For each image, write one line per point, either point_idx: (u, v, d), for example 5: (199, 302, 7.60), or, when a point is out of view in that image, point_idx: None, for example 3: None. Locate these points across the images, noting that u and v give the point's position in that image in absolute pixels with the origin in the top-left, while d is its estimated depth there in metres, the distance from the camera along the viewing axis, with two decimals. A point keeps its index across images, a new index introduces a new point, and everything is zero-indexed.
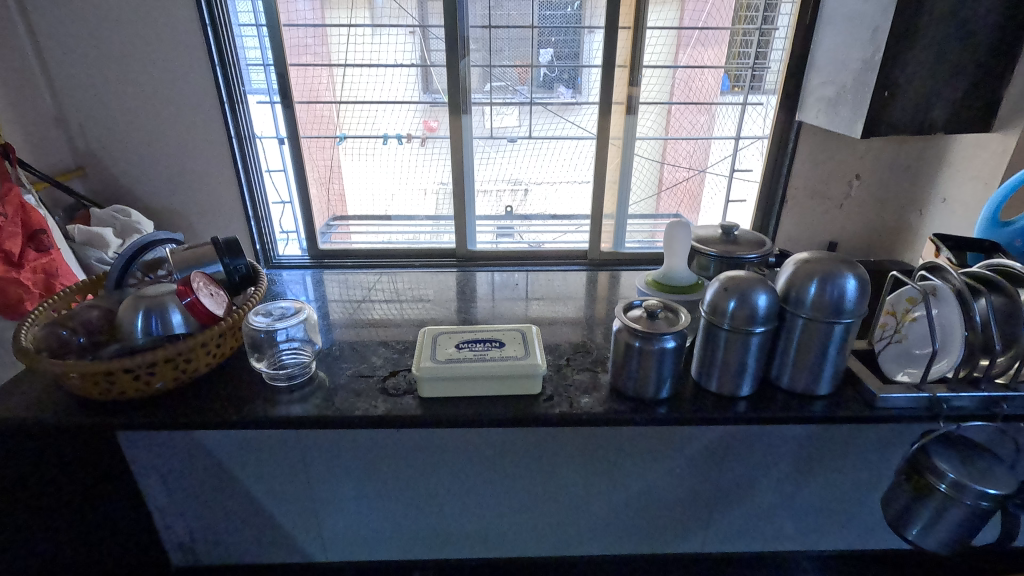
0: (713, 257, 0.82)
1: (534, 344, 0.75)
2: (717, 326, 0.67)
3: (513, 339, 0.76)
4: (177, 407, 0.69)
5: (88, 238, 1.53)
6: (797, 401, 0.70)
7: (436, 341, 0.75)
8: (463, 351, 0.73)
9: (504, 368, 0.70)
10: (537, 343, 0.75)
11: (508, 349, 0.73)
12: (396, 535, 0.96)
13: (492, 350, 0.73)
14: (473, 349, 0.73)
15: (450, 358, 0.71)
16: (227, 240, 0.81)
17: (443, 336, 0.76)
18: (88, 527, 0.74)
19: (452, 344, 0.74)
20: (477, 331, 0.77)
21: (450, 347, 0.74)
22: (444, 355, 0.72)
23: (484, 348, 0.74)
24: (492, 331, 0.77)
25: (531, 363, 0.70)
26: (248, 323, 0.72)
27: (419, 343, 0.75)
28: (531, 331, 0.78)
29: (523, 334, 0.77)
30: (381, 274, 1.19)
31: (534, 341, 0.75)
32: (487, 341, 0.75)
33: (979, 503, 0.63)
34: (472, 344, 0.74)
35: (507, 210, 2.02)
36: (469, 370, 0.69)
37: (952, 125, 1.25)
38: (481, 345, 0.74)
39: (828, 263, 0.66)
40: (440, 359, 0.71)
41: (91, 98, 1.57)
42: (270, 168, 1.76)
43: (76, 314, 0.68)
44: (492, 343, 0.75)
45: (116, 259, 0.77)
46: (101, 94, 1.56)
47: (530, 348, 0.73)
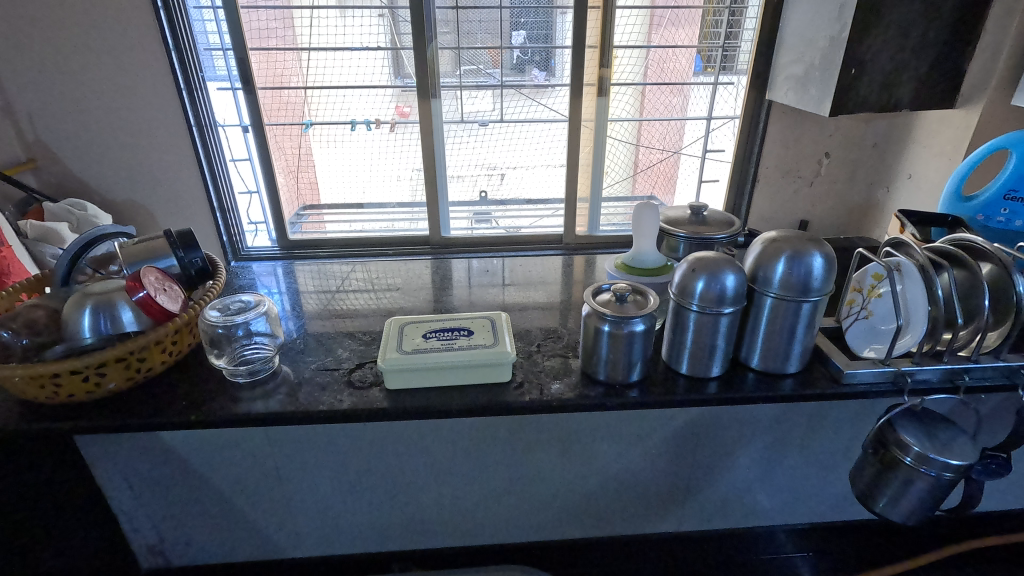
0: (682, 238, 0.82)
1: (503, 331, 0.74)
2: (685, 308, 0.66)
3: (483, 328, 0.74)
4: (133, 407, 0.66)
5: (42, 234, 1.49)
6: (768, 380, 0.70)
7: (403, 332, 0.73)
8: (430, 340, 0.71)
9: (472, 356, 0.68)
10: (507, 330, 0.74)
11: (476, 337, 0.72)
12: (376, 526, 0.95)
13: (460, 338, 0.72)
14: (441, 338, 0.72)
15: (417, 349, 0.70)
16: (181, 232, 0.78)
17: (411, 326, 0.74)
18: (46, 535, 0.71)
19: (419, 334, 0.73)
20: (446, 320, 0.76)
21: (418, 337, 0.72)
22: (411, 345, 0.70)
23: (452, 336, 0.72)
24: (460, 318, 0.76)
25: (499, 351, 0.69)
26: (204, 318, 0.69)
27: (385, 334, 0.73)
28: (503, 318, 0.77)
29: (491, 322, 0.75)
30: (354, 264, 1.16)
31: (503, 328, 0.74)
32: (455, 330, 0.74)
33: (943, 474, 0.65)
34: (440, 333, 0.73)
35: (482, 194, 2.05)
36: (438, 360, 0.68)
37: (917, 102, 1.26)
38: (447, 334, 0.73)
39: (795, 242, 0.65)
40: (407, 350, 0.70)
41: (37, 87, 1.49)
42: (235, 158, 1.73)
43: (18, 314, 0.65)
44: (461, 331, 0.74)
45: (61, 254, 0.73)
46: (48, 82, 1.48)
47: (498, 335, 0.72)
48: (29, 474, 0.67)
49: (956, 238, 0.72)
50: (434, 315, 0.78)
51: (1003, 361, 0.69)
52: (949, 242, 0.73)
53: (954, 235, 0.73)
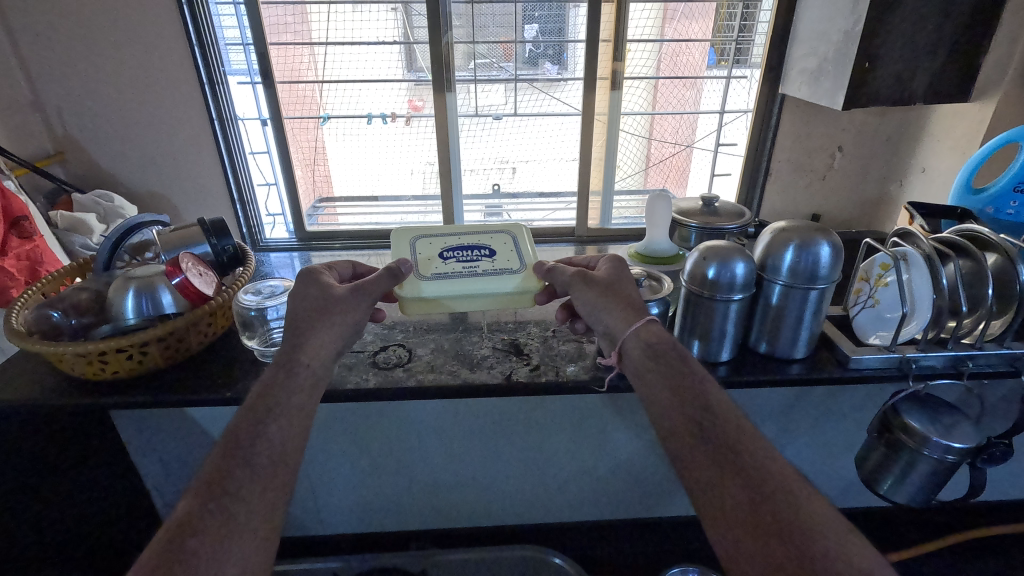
0: (693, 228, 0.84)
1: (524, 247, 0.79)
2: (696, 294, 0.69)
3: (504, 249, 0.78)
4: (172, 384, 0.70)
5: (72, 225, 1.56)
6: (776, 365, 0.73)
7: (416, 253, 0.77)
8: (449, 263, 0.76)
9: (500, 282, 0.74)
10: (528, 249, 0.79)
11: (499, 260, 0.77)
12: (395, 505, 0.99)
13: (483, 260, 0.76)
14: (460, 259, 0.76)
15: (437, 274, 0.74)
16: (213, 221, 0.81)
17: (426, 245, 0.78)
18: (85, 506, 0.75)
19: (435, 254, 0.77)
20: (462, 238, 0.79)
21: (435, 256, 0.76)
22: (430, 270, 0.75)
23: (472, 256, 0.76)
24: (478, 234, 0.80)
25: (524, 277, 0.75)
26: (238, 301, 0.73)
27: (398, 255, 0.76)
28: (522, 232, 0.80)
29: (511, 239, 0.79)
30: (369, 254, 1.20)
31: (524, 246, 0.79)
32: (474, 248, 0.77)
33: (946, 456, 0.67)
34: (458, 251, 0.77)
35: (495, 187, 2.11)
36: (460, 284, 0.73)
37: (930, 96, 1.27)
38: (467, 254, 0.77)
39: (803, 231, 0.67)
40: (428, 275, 0.74)
41: (67, 82, 1.55)
42: (254, 151, 1.77)
43: (64, 297, 0.69)
44: (484, 251, 0.77)
45: (102, 241, 0.77)
46: (77, 77, 1.54)
47: (520, 257, 0.77)
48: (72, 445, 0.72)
49: (964, 229, 0.74)
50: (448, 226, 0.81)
51: (1006, 348, 0.71)
52: (957, 232, 0.75)
53: (962, 225, 0.75)
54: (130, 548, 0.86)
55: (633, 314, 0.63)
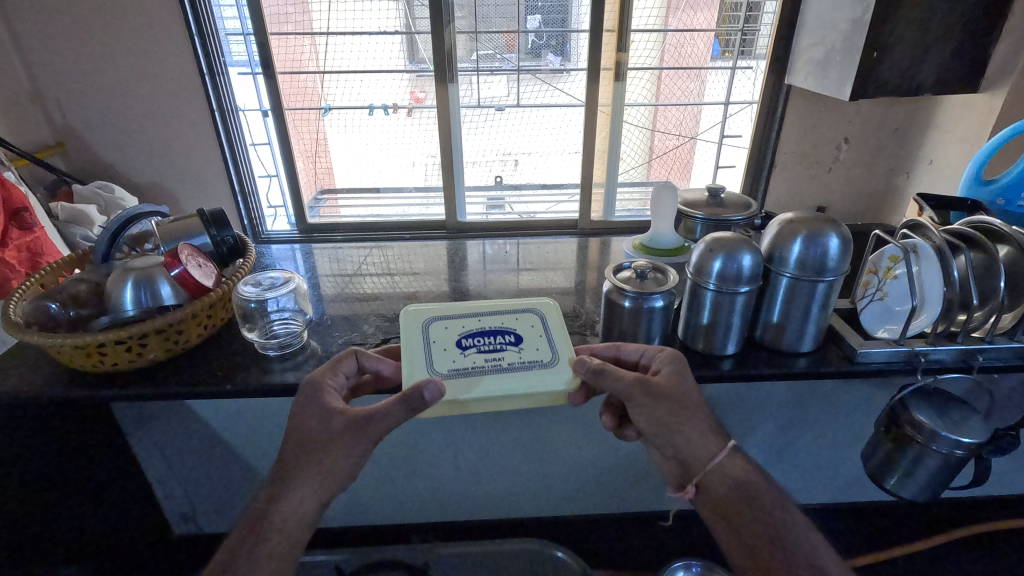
0: (699, 220, 0.83)
1: (554, 328, 0.65)
2: (702, 286, 0.68)
3: (532, 332, 0.64)
4: (171, 377, 0.69)
5: (72, 216, 1.55)
6: (782, 358, 0.72)
7: (430, 340, 0.63)
8: (469, 354, 0.61)
9: (530, 376, 0.59)
10: (559, 331, 0.64)
11: (527, 349, 0.62)
12: (395, 498, 0.98)
13: (508, 348, 0.62)
14: (482, 348, 0.62)
15: (456, 370, 0.59)
16: (213, 212, 0.80)
17: (440, 328, 0.64)
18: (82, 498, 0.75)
19: (452, 341, 0.62)
20: (482, 320, 0.65)
21: (452, 345, 0.62)
22: (447, 363, 0.60)
23: (495, 343, 0.63)
24: (501, 314, 0.66)
25: (560, 369, 0.60)
26: (238, 293, 0.72)
27: (409, 343, 0.62)
28: (552, 311, 0.67)
29: (539, 321, 0.65)
30: (370, 248, 1.14)
31: (553, 326, 0.65)
32: (496, 332, 0.64)
33: (954, 452, 0.67)
34: (478, 337, 0.63)
35: (497, 179, 2.13)
36: (487, 385, 0.58)
37: (937, 88, 1.25)
38: (491, 341, 0.63)
39: (811, 223, 0.66)
40: (445, 372, 0.59)
41: (72, 74, 1.58)
42: (255, 142, 1.81)
43: (63, 289, 0.68)
44: (508, 339, 0.63)
45: (101, 232, 0.76)
46: (80, 69, 1.57)
47: (552, 342, 0.63)
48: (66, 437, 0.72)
49: (975, 220, 0.72)
50: (467, 303, 0.68)
51: (1018, 342, 0.70)
52: (969, 224, 0.73)
53: (973, 217, 0.73)
54: (131, 539, 0.86)
55: (717, 443, 0.58)
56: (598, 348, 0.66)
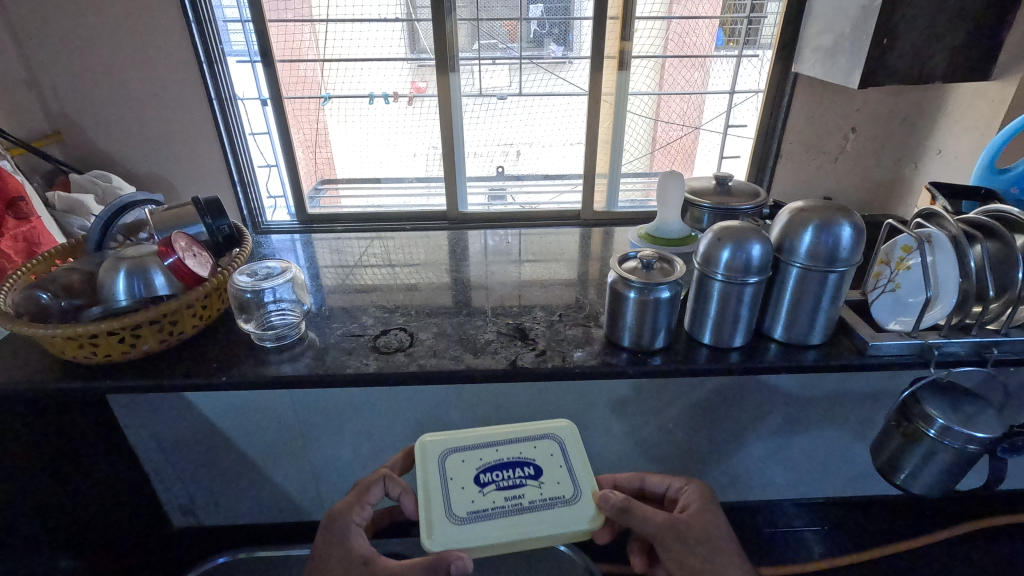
0: (706, 209, 0.80)
1: (573, 456, 0.65)
2: (710, 277, 0.66)
3: (552, 463, 0.65)
4: (166, 368, 0.68)
5: (70, 206, 1.56)
6: (791, 351, 0.70)
7: (447, 475, 0.63)
8: (487, 492, 0.61)
9: (551, 515, 0.59)
10: (578, 460, 0.65)
11: (547, 484, 0.62)
12: None
13: (528, 483, 0.62)
14: (500, 484, 0.62)
15: (475, 513, 0.60)
16: (208, 199, 0.78)
17: (457, 462, 0.64)
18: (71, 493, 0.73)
19: (470, 478, 0.63)
20: (499, 450, 0.66)
21: (470, 482, 0.62)
22: (465, 504, 0.60)
23: (514, 478, 0.63)
24: (520, 443, 0.67)
25: (583, 505, 0.60)
26: (233, 283, 0.70)
27: (426, 479, 0.62)
28: (569, 436, 0.68)
29: (558, 449, 0.66)
30: (371, 237, 1.11)
31: (573, 454, 0.66)
32: (515, 464, 0.64)
33: (967, 446, 0.65)
34: (496, 471, 0.63)
35: (499, 170, 2.12)
36: (509, 529, 0.58)
37: (949, 76, 1.22)
38: (509, 475, 0.63)
39: (823, 211, 0.64)
40: (463, 516, 0.59)
41: (73, 62, 1.62)
42: (254, 131, 1.85)
43: (55, 278, 0.66)
44: (527, 471, 0.63)
45: (94, 220, 0.75)
46: (80, 59, 1.62)
47: (573, 473, 0.63)
48: (54, 431, 0.70)
49: (989, 209, 0.70)
50: (483, 429, 0.68)
51: None
52: (984, 213, 0.71)
53: (989, 206, 0.71)
54: (127, 533, 0.85)
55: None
56: (621, 481, 0.71)
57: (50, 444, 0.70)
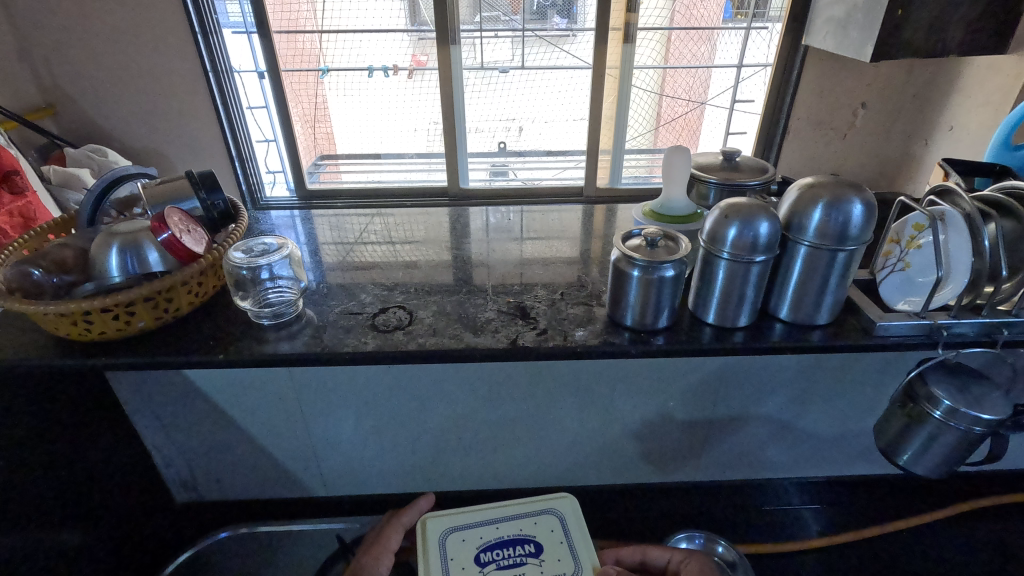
0: (712, 185, 0.78)
1: (572, 531, 0.69)
2: (715, 256, 0.64)
3: (551, 539, 0.68)
4: (163, 345, 0.67)
5: (65, 179, 1.57)
6: (797, 331, 0.68)
7: (449, 554, 0.67)
8: (488, 570, 0.65)
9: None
10: (576, 534, 0.69)
11: (546, 561, 0.66)
12: (395, 470, 0.95)
13: (528, 561, 0.66)
14: (501, 563, 0.66)
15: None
16: (202, 173, 0.76)
17: (458, 542, 0.69)
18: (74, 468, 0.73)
19: (471, 558, 0.67)
20: (500, 528, 0.70)
21: (470, 562, 0.66)
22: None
23: (514, 556, 0.67)
24: (520, 519, 0.71)
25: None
26: (229, 259, 0.69)
27: (430, 558, 0.67)
28: (568, 509, 0.72)
29: (558, 524, 0.70)
30: (372, 213, 1.09)
31: (572, 528, 0.70)
32: (514, 542, 0.68)
33: (972, 428, 0.64)
34: (496, 549, 0.67)
35: (501, 145, 2.11)
36: None
37: (965, 48, 1.18)
38: (509, 553, 0.67)
39: (834, 188, 0.62)
40: None
41: (66, 36, 1.62)
42: (253, 104, 1.84)
43: (47, 254, 0.65)
44: (527, 548, 0.67)
45: (87, 194, 0.73)
46: (76, 32, 1.61)
47: (572, 548, 0.67)
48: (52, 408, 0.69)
49: (1004, 186, 0.68)
50: (484, 506, 0.72)
51: None
52: (1001, 190, 0.69)
53: (1006, 183, 0.69)
54: (129, 508, 0.85)
55: None
56: (624, 556, 0.77)
57: (50, 420, 0.69)
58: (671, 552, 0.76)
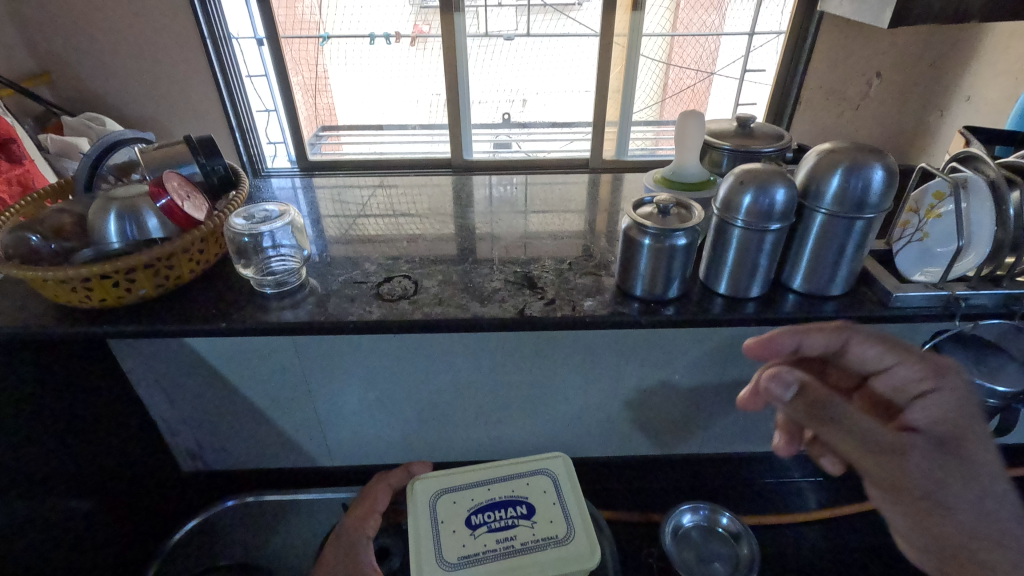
0: (726, 152, 0.76)
1: (566, 491, 0.65)
2: (729, 224, 0.63)
3: (544, 501, 0.64)
4: (165, 313, 0.66)
5: (61, 149, 1.58)
6: (810, 302, 0.67)
7: (437, 516, 0.63)
8: (478, 535, 0.61)
9: (545, 558, 0.59)
10: (572, 494, 0.65)
11: (540, 525, 0.62)
12: (400, 440, 0.95)
13: (520, 524, 0.62)
14: (492, 526, 0.62)
15: (466, 558, 0.59)
16: (201, 138, 0.74)
17: (448, 504, 0.64)
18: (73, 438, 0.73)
19: (461, 520, 0.62)
20: (492, 490, 0.65)
21: (460, 525, 0.62)
22: (456, 549, 0.60)
23: (505, 519, 0.62)
24: (512, 479, 0.66)
25: (578, 545, 0.60)
26: (230, 226, 0.68)
27: (416, 520, 0.62)
28: (562, 468, 0.68)
29: (552, 484, 0.66)
30: (375, 181, 1.07)
31: (566, 489, 0.66)
32: (506, 504, 0.64)
33: (987, 401, 0.63)
34: (488, 512, 0.63)
35: (506, 117, 2.08)
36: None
37: (989, 13, 1.14)
38: (500, 515, 0.63)
39: (853, 153, 0.60)
40: (453, 562, 0.59)
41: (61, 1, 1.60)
42: (252, 74, 1.83)
43: (44, 219, 0.64)
44: (519, 511, 0.63)
45: (83, 159, 0.71)
46: None
47: (566, 510, 0.63)
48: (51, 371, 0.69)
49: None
50: (476, 466, 0.68)
51: None
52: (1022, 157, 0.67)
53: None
54: (135, 476, 0.86)
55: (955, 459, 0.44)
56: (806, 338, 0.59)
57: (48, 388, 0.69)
58: (888, 348, 0.55)
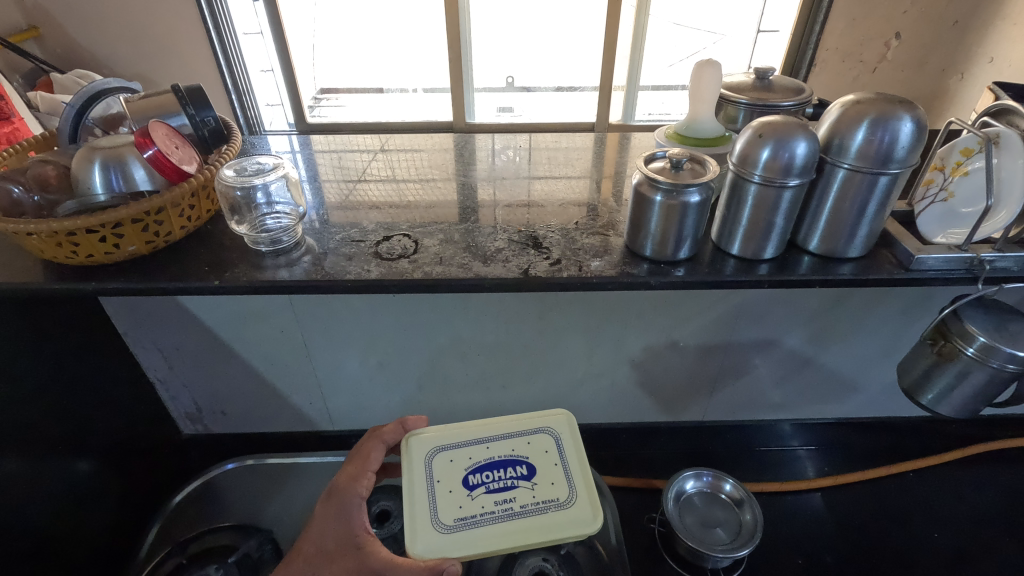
0: (743, 105, 0.72)
1: (567, 452, 0.64)
2: (745, 180, 0.59)
3: (545, 461, 0.63)
4: (155, 269, 0.63)
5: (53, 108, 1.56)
6: (826, 264, 0.64)
7: (433, 475, 0.61)
8: (475, 495, 0.59)
9: (544, 522, 0.58)
10: (572, 456, 0.63)
11: (539, 486, 0.61)
12: (400, 404, 0.94)
13: (520, 485, 0.61)
14: (491, 487, 0.60)
15: (463, 520, 0.58)
16: (188, 87, 0.71)
17: (445, 463, 0.62)
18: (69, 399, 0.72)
19: (458, 480, 0.61)
20: (491, 449, 0.64)
21: (457, 484, 0.61)
22: (453, 511, 0.59)
23: (505, 480, 0.61)
24: (512, 438, 0.65)
25: (579, 510, 0.59)
26: (221, 179, 0.65)
27: (411, 479, 0.61)
28: (565, 427, 0.66)
29: (553, 444, 0.64)
30: (375, 138, 1.03)
31: (568, 450, 0.64)
32: (506, 464, 0.62)
33: (1005, 366, 0.61)
34: (486, 472, 0.62)
35: (507, 80, 1.99)
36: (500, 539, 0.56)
37: None
38: (499, 476, 0.61)
39: (879, 104, 0.56)
40: (450, 524, 0.58)
41: None
42: (246, 31, 1.79)
43: (27, 169, 0.61)
44: (519, 472, 0.61)
45: (66, 108, 0.68)
46: None
47: (568, 473, 0.62)
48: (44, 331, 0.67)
49: None
50: (474, 424, 0.66)
51: None
52: None
53: None
54: (134, 437, 0.85)
55: None
56: None
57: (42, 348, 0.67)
58: None
